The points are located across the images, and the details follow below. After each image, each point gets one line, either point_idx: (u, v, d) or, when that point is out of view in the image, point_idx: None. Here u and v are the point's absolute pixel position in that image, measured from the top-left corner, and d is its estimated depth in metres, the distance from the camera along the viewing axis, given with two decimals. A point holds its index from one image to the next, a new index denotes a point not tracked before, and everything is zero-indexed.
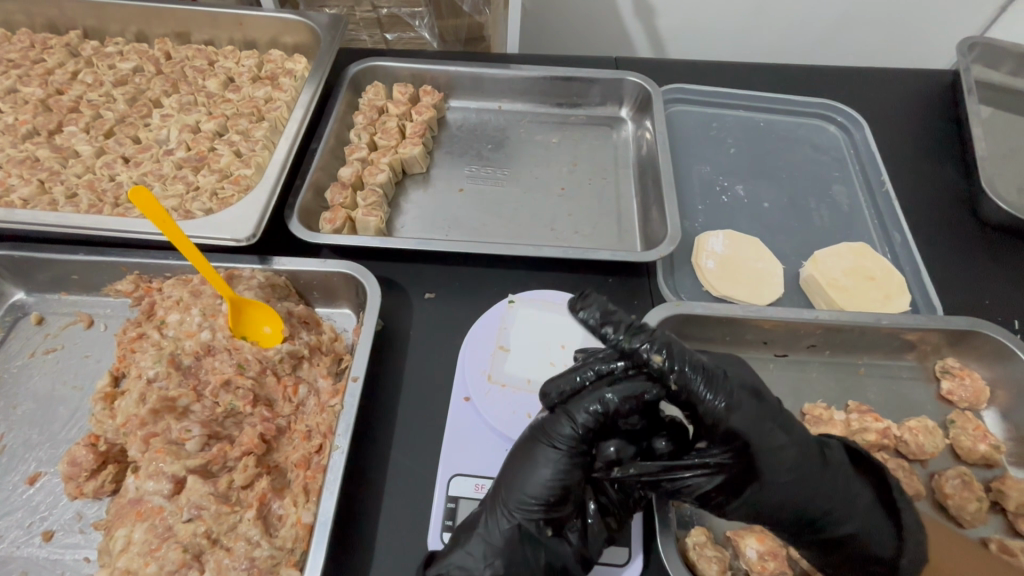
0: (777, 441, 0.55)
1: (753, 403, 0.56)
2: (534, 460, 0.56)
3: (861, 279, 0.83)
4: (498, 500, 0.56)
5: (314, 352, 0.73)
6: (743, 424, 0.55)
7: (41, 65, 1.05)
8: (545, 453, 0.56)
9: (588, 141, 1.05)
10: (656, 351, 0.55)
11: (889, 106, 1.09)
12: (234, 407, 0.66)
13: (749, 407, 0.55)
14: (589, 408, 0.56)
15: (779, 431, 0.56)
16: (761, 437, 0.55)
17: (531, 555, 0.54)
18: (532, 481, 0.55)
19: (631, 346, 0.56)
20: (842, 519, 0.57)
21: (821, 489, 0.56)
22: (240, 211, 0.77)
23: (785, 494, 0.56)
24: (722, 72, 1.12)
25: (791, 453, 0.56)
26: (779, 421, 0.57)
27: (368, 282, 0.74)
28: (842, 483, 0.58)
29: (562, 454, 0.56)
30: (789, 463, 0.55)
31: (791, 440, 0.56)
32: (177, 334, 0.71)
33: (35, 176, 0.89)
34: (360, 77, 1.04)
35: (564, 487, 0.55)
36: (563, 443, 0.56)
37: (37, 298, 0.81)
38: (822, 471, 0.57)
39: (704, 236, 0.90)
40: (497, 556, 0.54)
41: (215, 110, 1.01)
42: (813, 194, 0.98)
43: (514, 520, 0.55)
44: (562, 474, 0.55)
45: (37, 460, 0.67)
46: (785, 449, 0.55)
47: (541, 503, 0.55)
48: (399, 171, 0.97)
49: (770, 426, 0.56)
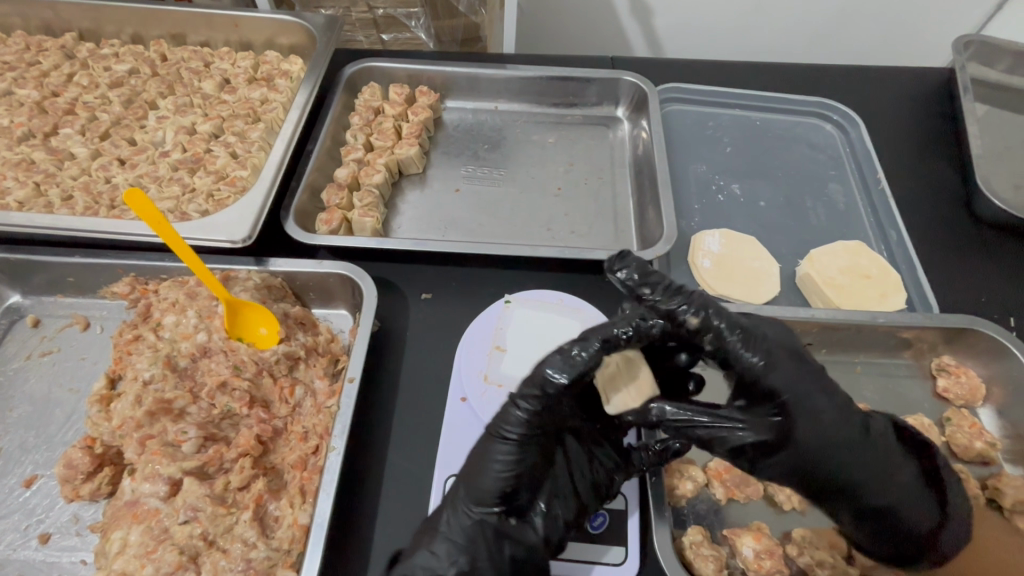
0: (817, 402, 0.56)
1: (793, 364, 0.57)
2: (485, 457, 0.57)
3: (857, 277, 0.83)
4: (457, 496, 0.57)
5: (310, 353, 0.73)
6: (784, 381, 0.56)
7: (36, 68, 1.05)
8: (496, 446, 0.56)
9: (585, 140, 1.05)
10: (692, 311, 0.57)
11: (885, 105, 1.09)
12: (231, 408, 0.66)
13: (789, 367, 0.57)
14: (535, 391, 0.55)
15: (821, 395, 0.57)
16: (801, 397, 0.56)
17: (494, 547, 0.55)
18: (487, 477, 0.56)
19: (669, 305, 0.58)
20: (876, 487, 0.57)
21: (863, 455, 0.57)
22: (236, 212, 0.77)
23: (827, 453, 0.56)
24: (718, 72, 1.12)
25: (832, 413, 0.57)
26: (821, 384, 0.57)
27: (365, 283, 0.74)
28: (879, 448, 0.58)
29: (513, 445, 0.56)
30: (826, 420, 0.56)
31: (833, 405, 0.57)
32: (173, 336, 0.71)
33: (30, 179, 0.89)
34: (356, 78, 1.04)
35: (517, 479, 0.56)
36: (512, 435, 0.56)
37: (33, 300, 0.81)
38: (862, 438, 0.57)
39: (700, 235, 0.90)
40: (460, 552, 0.54)
41: (211, 111, 1.01)
42: (809, 192, 0.98)
43: (474, 515, 0.56)
44: (514, 467, 0.56)
45: (34, 463, 0.67)
46: (826, 412, 0.56)
47: (499, 495, 0.56)
48: (395, 172, 0.97)
49: (810, 388, 0.56)
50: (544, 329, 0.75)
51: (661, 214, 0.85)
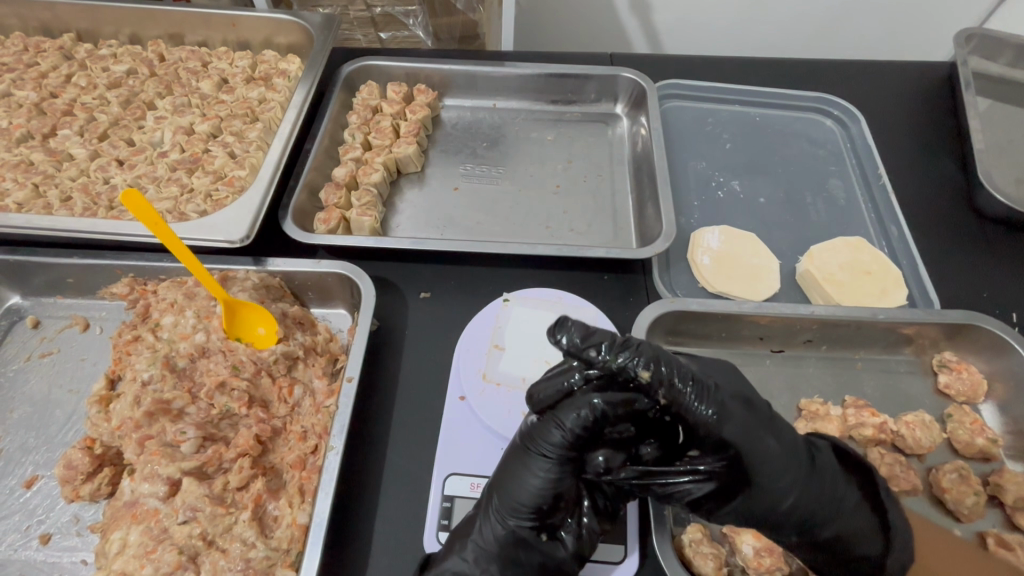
0: (767, 448, 0.54)
1: (741, 411, 0.55)
2: (523, 469, 0.55)
3: (857, 274, 0.83)
4: (492, 505, 0.57)
5: (309, 352, 0.73)
6: (732, 432, 0.53)
7: (35, 69, 1.05)
8: (535, 462, 0.55)
9: (583, 138, 1.04)
10: (643, 366, 0.52)
11: (885, 99, 1.08)
12: (229, 408, 0.66)
13: (737, 414, 0.55)
14: (582, 417, 0.53)
15: (770, 438, 0.55)
16: (750, 445, 0.54)
17: (524, 558, 0.55)
18: (523, 489, 0.55)
19: (619, 363, 0.53)
20: (834, 526, 0.56)
21: (812, 492, 0.55)
22: (234, 212, 0.77)
23: (780, 498, 0.54)
24: (717, 67, 1.12)
25: (782, 457, 0.55)
26: (768, 426, 0.56)
27: (363, 282, 0.74)
28: (830, 482, 0.57)
29: (553, 462, 0.55)
30: (777, 466, 0.54)
31: (780, 446, 0.56)
32: (171, 336, 0.71)
33: (29, 180, 0.89)
34: (353, 76, 1.04)
35: (556, 494, 0.55)
36: (552, 453, 0.54)
37: (33, 301, 0.81)
38: (811, 477, 0.56)
39: (699, 232, 0.90)
40: (492, 560, 0.55)
41: (209, 111, 1.01)
42: (809, 188, 0.98)
43: (507, 526, 0.55)
44: (553, 481, 0.55)
45: (34, 464, 0.67)
46: (776, 456, 0.55)
47: (533, 509, 0.55)
48: (393, 170, 0.97)
49: (758, 432, 0.55)
50: (542, 328, 0.75)
51: (661, 211, 0.84)
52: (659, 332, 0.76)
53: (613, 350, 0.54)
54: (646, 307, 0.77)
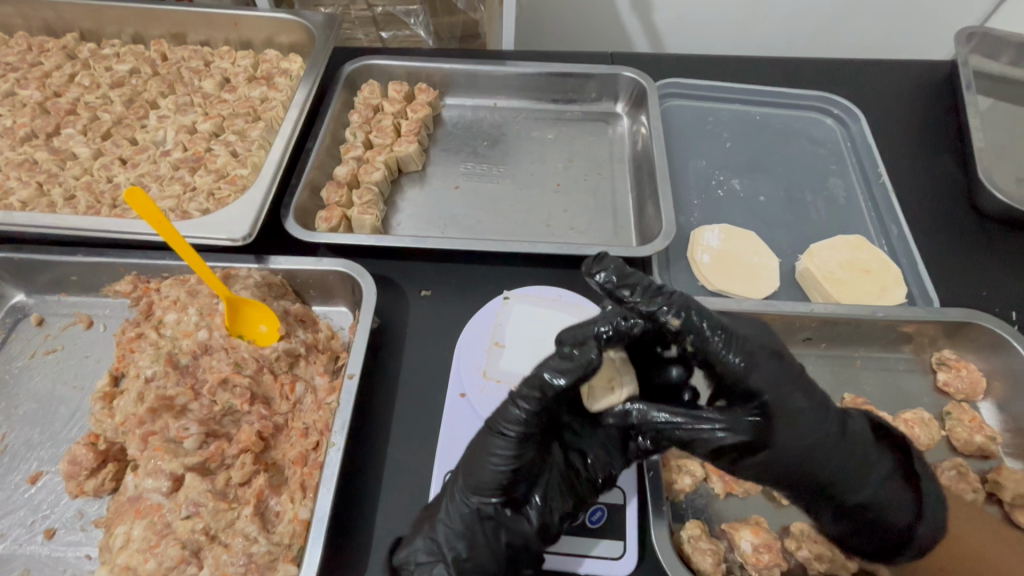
0: (796, 402, 0.54)
1: (775, 364, 0.55)
2: (482, 448, 0.55)
3: (857, 272, 0.83)
4: (456, 486, 0.57)
5: (311, 350, 0.73)
6: (762, 381, 0.54)
7: (38, 69, 1.05)
8: (492, 441, 0.55)
9: (584, 136, 1.05)
10: (672, 313, 0.55)
11: (886, 98, 1.08)
12: (232, 405, 0.67)
13: (769, 366, 0.55)
14: (541, 393, 0.53)
15: (802, 395, 0.55)
16: (781, 398, 0.54)
17: (491, 536, 0.55)
18: (483, 470, 0.55)
19: (650, 308, 0.55)
20: (851, 480, 0.57)
21: (840, 450, 0.56)
22: (236, 210, 0.78)
23: (808, 456, 0.55)
24: (718, 66, 1.12)
25: (812, 413, 0.55)
26: (800, 382, 0.55)
27: (364, 280, 0.74)
28: (852, 442, 0.57)
29: (512, 439, 0.54)
30: (804, 419, 0.55)
31: (813, 405, 0.55)
32: (175, 333, 0.72)
33: (33, 179, 0.90)
34: (355, 75, 1.04)
35: (514, 471, 0.55)
36: (509, 430, 0.54)
37: (37, 299, 0.82)
38: (837, 436, 0.56)
39: (699, 231, 0.90)
40: (458, 540, 0.55)
41: (211, 110, 1.01)
42: (810, 187, 0.98)
43: (472, 503, 0.56)
44: (511, 460, 0.55)
45: (39, 460, 0.68)
46: (806, 413, 0.55)
47: (495, 487, 0.55)
48: (395, 169, 0.98)
49: (790, 388, 0.55)
50: (543, 325, 0.76)
51: (661, 210, 0.85)
52: None
53: (647, 293, 0.56)
54: None
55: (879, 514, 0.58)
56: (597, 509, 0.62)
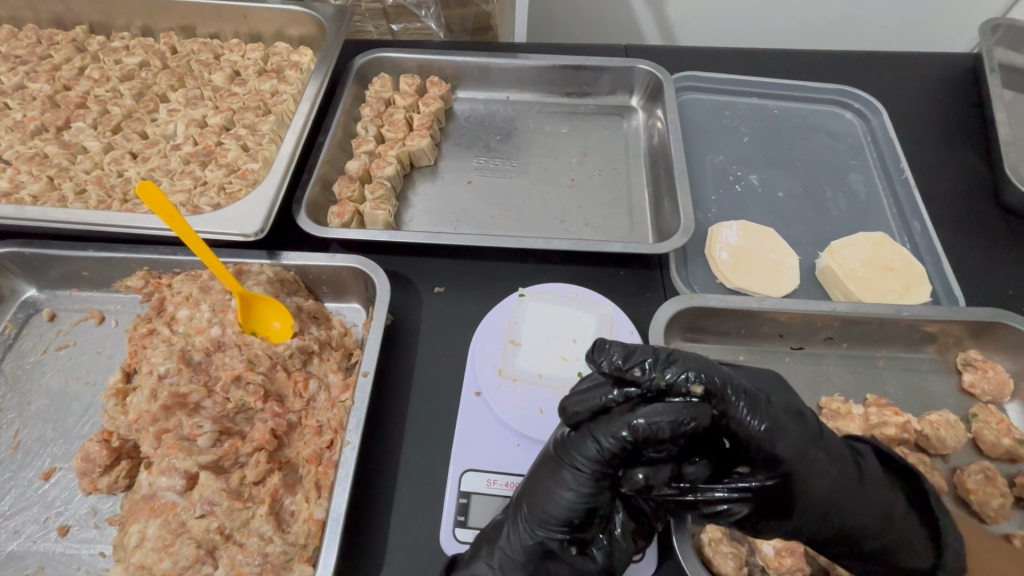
0: (819, 463, 0.52)
1: (795, 424, 0.53)
2: (555, 480, 0.52)
3: (879, 270, 0.81)
4: (522, 517, 0.54)
5: (324, 347, 0.72)
6: (789, 445, 0.52)
7: (48, 61, 1.05)
8: (567, 475, 0.52)
9: (598, 131, 1.03)
10: (694, 379, 0.50)
11: (908, 91, 1.06)
12: (245, 402, 0.66)
13: (789, 427, 0.53)
14: (621, 434, 0.49)
15: (821, 453, 0.53)
16: (811, 466, 0.52)
17: (553, 570, 0.53)
18: (554, 502, 0.52)
19: (666, 379, 0.50)
20: (874, 530, 0.54)
21: (863, 508, 0.53)
22: (249, 205, 0.77)
23: (834, 516, 0.53)
24: (734, 59, 1.10)
25: (831, 472, 0.53)
26: (818, 442, 0.54)
27: (378, 277, 0.74)
28: (866, 487, 0.54)
29: (585, 476, 0.51)
30: (826, 479, 0.52)
31: (830, 460, 0.53)
32: (187, 330, 0.71)
33: (44, 173, 0.89)
34: (366, 68, 1.03)
35: (587, 508, 0.52)
36: (585, 466, 0.51)
37: (49, 294, 0.82)
38: (848, 485, 0.54)
39: (717, 227, 0.88)
40: (517, 571, 0.53)
41: (221, 103, 1.00)
42: (830, 182, 0.96)
43: (537, 537, 0.53)
44: (585, 497, 0.51)
45: (52, 456, 0.67)
46: (826, 471, 0.53)
47: (564, 523, 0.52)
48: (406, 164, 0.96)
49: (809, 448, 0.52)
50: (560, 323, 0.74)
51: (679, 206, 0.83)
52: (677, 328, 0.75)
53: (658, 365, 0.50)
54: (664, 303, 0.75)
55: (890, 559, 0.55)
56: None
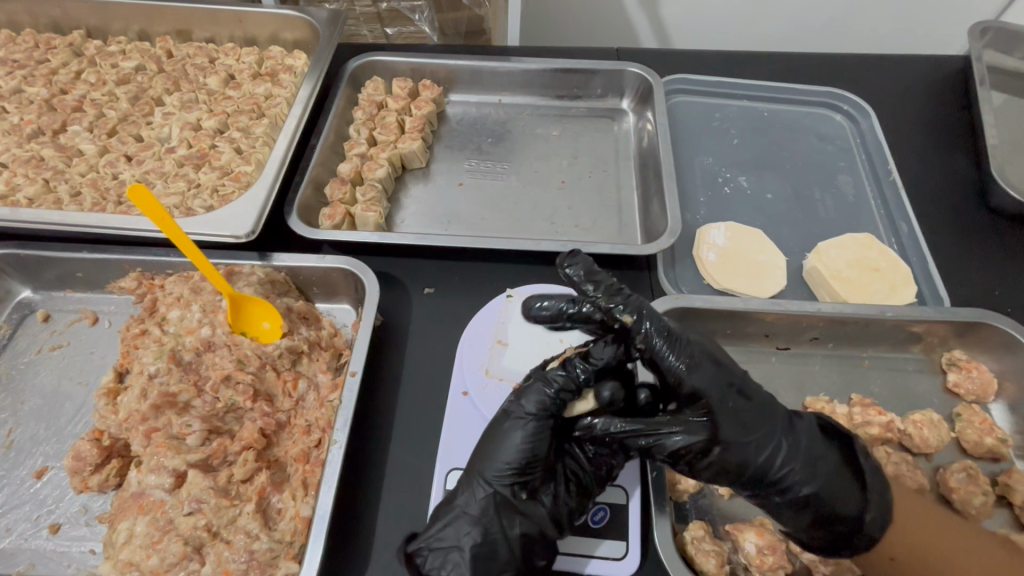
0: (736, 403, 0.56)
1: (712, 366, 0.57)
2: (506, 429, 0.58)
3: (866, 270, 0.81)
4: (475, 471, 0.58)
5: (313, 347, 0.73)
6: (704, 381, 0.56)
7: (46, 66, 1.06)
8: (516, 423, 0.58)
9: (589, 133, 1.04)
10: (626, 311, 0.59)
11: (898, 93, 1.06)
12: (235, 402, 0.67)
13: (711, 367, 0.57)
14: (564, 372, 0.59)
15: (739, 395, 0.56)
16: (723, 397, 0.56)
17: (507, 520, 0.55)
18: (504, 449, 0.57)
19: (608, 304, 0.60)
20: (770, 458, 0.55)
21: (793, 449, 0.56)
22: (241, 207, 0.78)
23: (752, 455, 0.55)
24: (725, 61, 1.11)
25: (748, 411, 0.56)
26: (738, 384, 0.57)
27: (367, 278, 0.75)
28: (767, 418, 0.56)
29: (532, 420, 0.57)
30: (747, 420, 0.56)
31: (750, 403, 0.57)
32: (178, 330, 0.71)
33: (39, 175, 0.90)
34: (359, 72, 1.04)
35: (534, 452, 0.57)
36: (532, 409, 0.58)
37: (43, 295, 0.83)
38: (742, 415, 0.56)
39: (704, 228, 0.89)
40: (473, 524, 0.55)
41: (216, 107, 1.02)
42: (818, 184, 0.97)
43: (489, 487, 0.56)
44: (532, 439, 0.57)
45: (44, 455, 0.68)
46: (744, 411, 0.56)
47: (513, 468, 0.56)
48: (398, 166, 0.97)
49: (727, 389, 0.56)
50: (546, 324, 0.75)
51: (666, 208, 0.84)
52: None
53: (608, 292, 0.62)
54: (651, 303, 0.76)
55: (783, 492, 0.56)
56: (599, 509, 0.61)
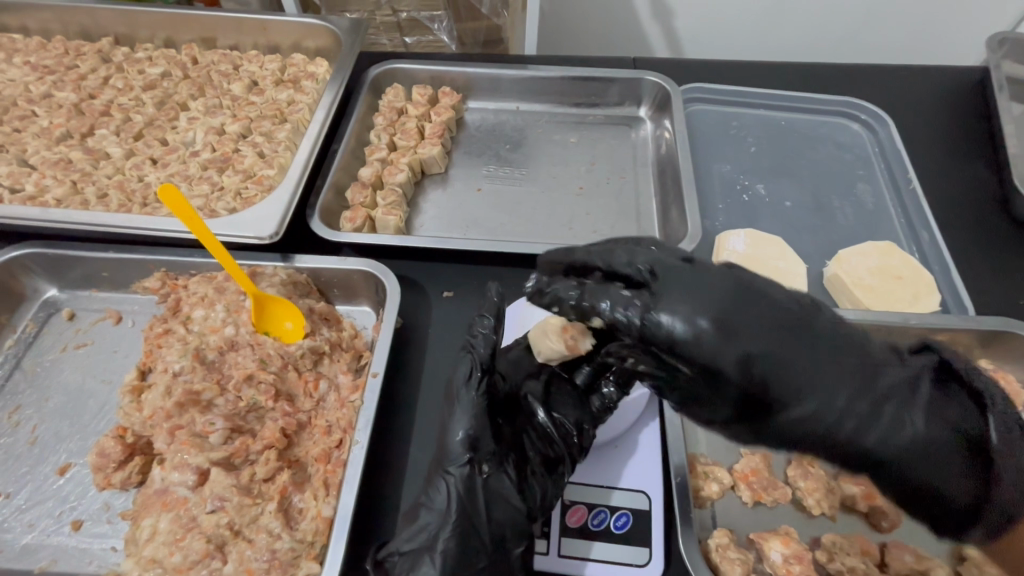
0: (795, 356, 0.48)
1: (745, 315, 0.48)
2: (453, 407, 0.60)
3: (887, 278, 0.81)
4: (437, 459, 0.59)
5: (334, 348, 0.74)
6: (745, 339, 0.48)
7: (75, 71, 1.08)
8: (459, 397, 0.59)
9: (606, 140, 1.04)
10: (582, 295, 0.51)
11: (916, 103, 1.06)
12: (257, 401, 0.67)
13: (740, 319, 0.48)
14: (482, 341, 0.61)
15: (799, 346, 0.49)
16: (770, 350, 0.48)
17: (471, 499, 0.56)
18: (453, 426, 0.59)
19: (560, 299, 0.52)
20: (821, 407, 0.48)
21: (884, 416, 0.49)
22: (265, 209, 0.79)
23: (843, 419, 0.49)
24: (741, 70, 1.11)
25: (818, 368, 0.49)
26: (792, 331, 0.49)
27: (388, 280, 0.76)
28: (848, 376, 0.49)
29: (473, 391, 0.59)
30: (814, 373, 0.49)
31: (816, 353, 0.49)
32: (202, 329, 0.72)
33: (68, 177, 0.92)
34: (380, 79, 1.06)
35: (480, 425, 0.58)
36: (469, 379, 0.60)
37: (69, 294, 0.84)
38: (811, 354, 0.49)
39: (724, 235, 0.89)
40: (439, 512, 0.56)
41: (239, 112, 1.03)
42: (837, 192, 0.97)
43: (447, 471, 0.57)
44: (473, 412, 0.58)
45: (68, 451, 0.69)
46: (810, 366, 0.49)
47: (465, 443, 0.57)
48: (418, 171, 0.98)
49: (777, 340, 0.48)
50: None
51: (685, 215, 0.85)
52: None
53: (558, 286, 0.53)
54: None
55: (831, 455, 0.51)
56: (622, 514, 0.61)
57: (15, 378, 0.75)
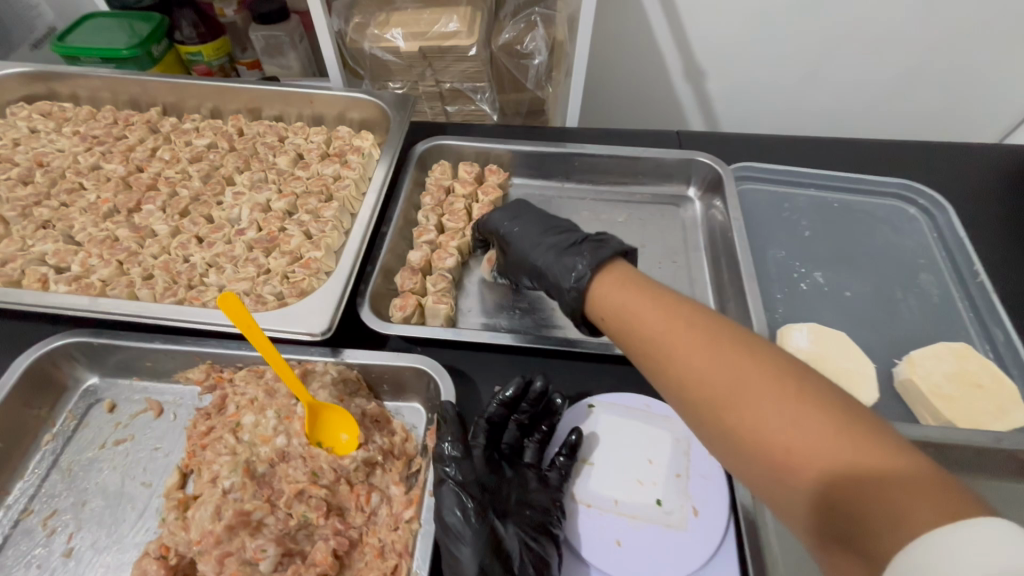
0: (529, 236, 0.83)
1: (523, 220, 0.86)
2: (456, 539, 0.58)
3: (967, 386, 0.76)
4: None
5: (387, 456, 0.70)
6: (506, 229, 0.86)
7: (123, 142, 1.09)
8: (456, 525, 0.59)
9: (654, 221, 1.02)
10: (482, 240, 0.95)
11: (974, 185, 1.03)
12: (308, 518, 0.63)
13: (514, 222, 0.87)
14: (450, 469, 0.63)
15: (540, 230, 0.84)
16: (519, 232, 0.85)
17: None
18: (463, 558, 0.57)
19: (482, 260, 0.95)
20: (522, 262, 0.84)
21: (553, 257, 0.77)
22: (317, 303, 0.77)
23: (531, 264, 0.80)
24: (791, 148, 1.10)
25: (537, 239, 0.82)
26: (545, 226, 0.84)
27: (442, 379, 0.72)
28: (544, 217, 0.86)
29: (468, 513, 0.60)
30: (532, 240, 0.83)
31: (548, 232, 0.82)
32: (252, 438, 0.69)
33: (114, 257, 0.90)
34: (426, 155, 1.05)
35: (488, 545, 0.58)
36: (459, 501, 0.60)
37: (109, 383, 0.81)
38: (549, 230, 0.83)
39: (786, 329, 0.85)
40: None
41: (285, 187, 1.03)
42: (899, 283, 0.93)
43: None
44: (477, 534, 0.58)
45: (104, 566, 0.65)
46: (531, 239, 0.82)
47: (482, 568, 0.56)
48: (465, 253, 0.96)
49: (526, 228, 0.84)
50: (636, 440, 0.70)
51: (748, 310, 0.81)
52: None
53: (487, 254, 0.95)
54: None
55: (510, 243, 0.84)
56: None
57: (51, 478, 0.72)
